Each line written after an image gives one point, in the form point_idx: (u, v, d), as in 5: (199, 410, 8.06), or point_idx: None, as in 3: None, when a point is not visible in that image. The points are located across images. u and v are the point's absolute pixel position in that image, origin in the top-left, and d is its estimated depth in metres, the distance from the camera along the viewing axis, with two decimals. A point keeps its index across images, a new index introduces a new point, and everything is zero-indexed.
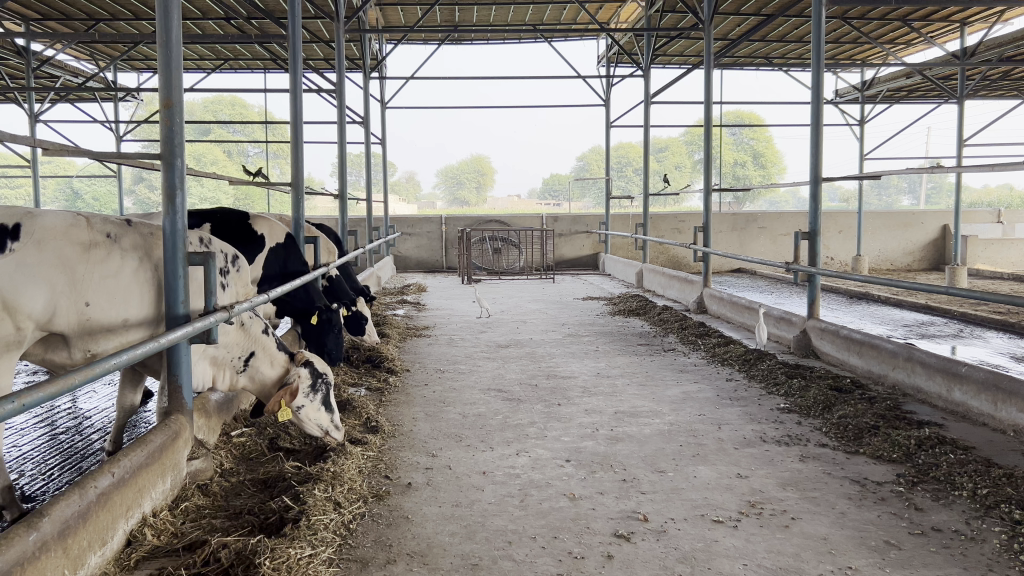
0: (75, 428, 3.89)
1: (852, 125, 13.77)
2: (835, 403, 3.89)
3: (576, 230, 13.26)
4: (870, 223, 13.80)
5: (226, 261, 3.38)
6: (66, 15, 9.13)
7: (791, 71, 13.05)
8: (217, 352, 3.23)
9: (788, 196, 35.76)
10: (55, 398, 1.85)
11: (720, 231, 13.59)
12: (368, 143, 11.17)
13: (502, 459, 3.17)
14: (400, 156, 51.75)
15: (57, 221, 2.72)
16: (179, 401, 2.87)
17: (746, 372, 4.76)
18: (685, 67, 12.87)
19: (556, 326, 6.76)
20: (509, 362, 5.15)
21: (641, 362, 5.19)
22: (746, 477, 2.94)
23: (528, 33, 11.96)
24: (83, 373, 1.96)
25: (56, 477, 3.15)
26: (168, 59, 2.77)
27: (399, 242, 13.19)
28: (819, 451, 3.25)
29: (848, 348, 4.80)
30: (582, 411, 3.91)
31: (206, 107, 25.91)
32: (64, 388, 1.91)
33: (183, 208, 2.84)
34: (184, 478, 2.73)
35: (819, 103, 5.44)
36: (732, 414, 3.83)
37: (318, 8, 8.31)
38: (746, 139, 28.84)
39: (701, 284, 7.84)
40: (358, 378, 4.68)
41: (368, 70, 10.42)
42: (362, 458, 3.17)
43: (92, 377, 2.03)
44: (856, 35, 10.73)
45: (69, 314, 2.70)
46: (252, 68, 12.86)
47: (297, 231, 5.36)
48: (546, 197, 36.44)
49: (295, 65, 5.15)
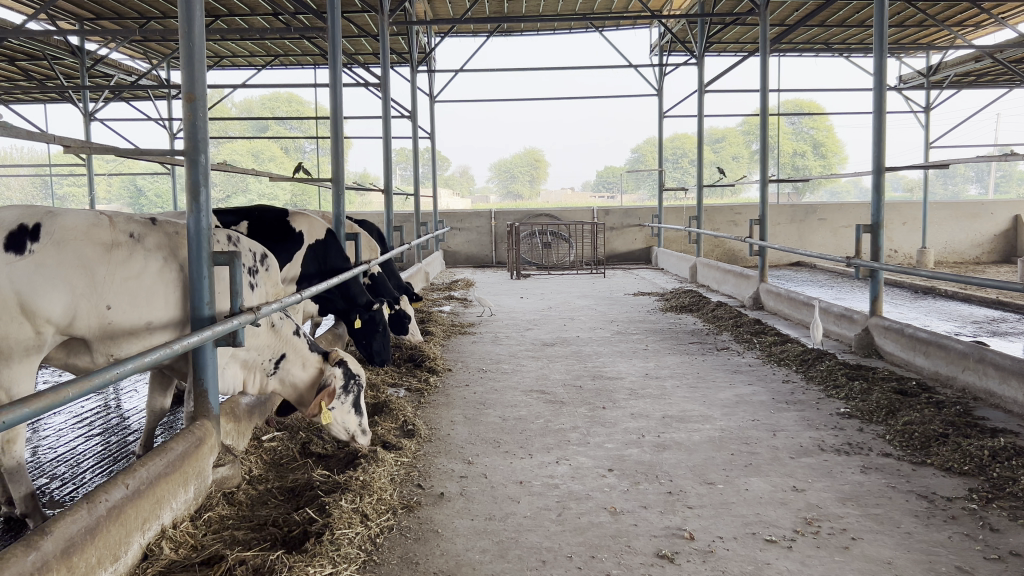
0: (113, 429, 3.85)
1: (916, 113, 13.20)
2: (899, 409, 3.64)
3: (628, 224, 13.00)
4: (936, 213, 13.27)
5: (255, 260, 3.29)
6: (119, 15, 9.22)
7: (852, 57, 12.59)
8: (248, 355, 3.13)
9: (849, 187, 34.85)
10: (54, 411, 1.68)
11: (779, 223, 13.21)
12: (416, 137, 11.04)
13: (541, 468, 3.01)
14: (453, 150, 51.85)
15: (79, 221, 2.66)
16: (204, 406, 2.76)
17: (804, 374, 4.52)
18: (741, 54, 12.51)
19: (605, 323, 6.58)
20: (554, 362, 4.98)
21: (692, 361, 4.98)
22: (803, 491, 2.73)
23: (580, 22, 11.73)
24: (81, 384, 1.79)
25: (86, 481, 3.09)
26: (190, 52, 2.65)
27: (449, 237, 13.10)
28: (882, 461, 3.02)
29: (914, 348, 4.52)
30: (627, 415, 3.73)
31: (263, 104, 26.24)
32: (57, 404, 1.70)
33: (208, 207, 2.72)
34: (209, 485, 2.63)
35: (883, 89, 5.14)
36: (788, 420, 3.61)
37: (365, 2, 8.20)
38: (805, 129, 28.15)
39: (758, 279, 7.56)
40: (398, 378, 4.56)
41: (416, 64, 10.32)
42: (394, 464, 3.04)
43: (97, 388, 1.86)
44: (921, 18, 10.29)
45: (90, 316, 2.63)
46: (302, 64, 12.88)
47: (338, 227, 5.26)
48: (600, 189, 36.09)
49: (334, 58, 5.04)
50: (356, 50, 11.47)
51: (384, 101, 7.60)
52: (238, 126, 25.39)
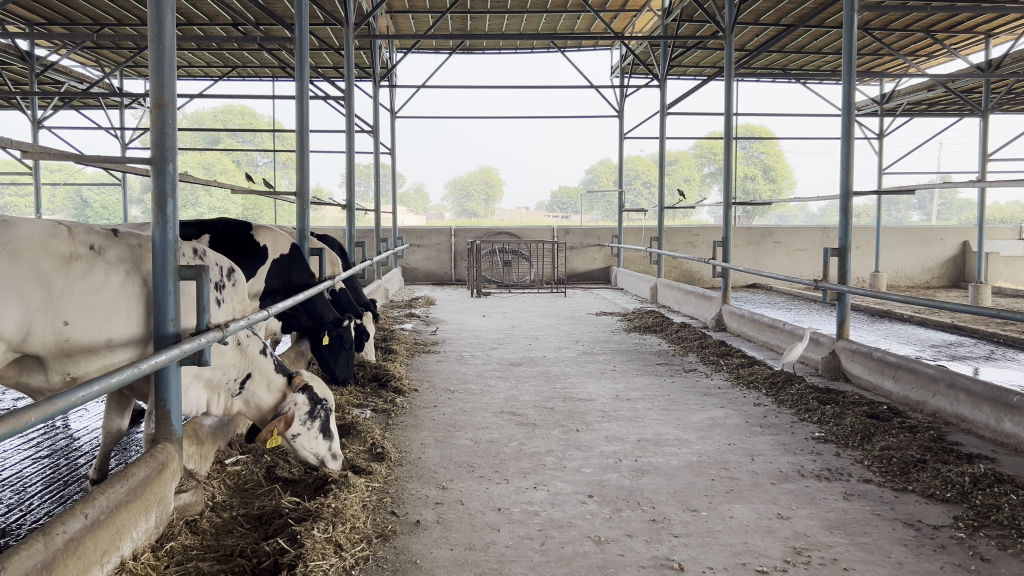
0: (63, 450, 3.65)
1: (870, 139, 13.43)
2: (874, 433, 3.62)
3: (587, 243, 13.02)
4: (889, 238, 13.54)
5: (221, 274, 3.15)
6: (72, 20, 8.97)
7: (809, 83, 12.82)
8: (211, 374, 2.99)
9: (798, 211, 35.52)
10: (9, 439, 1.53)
11: (736, 246, 13.34)
12: (377, 153, 10.89)
13: (518, 494, 2.92)
14: (407, 166, 51.64)
15: (36, 231, 2.51)
16: (166, 428, 2.61)
17: (775, 397, 4.49)
18: (700, 78, 12.65)
19: (570, 343, 6.51)
20: (522, 382, 4.88)
21: (662, 383, 4.93)
22: (789, 519, 2.67)
23: (542, 42, 11.74)
24: (40, 410, 1.64)
25: (35, 508, 2.90)
26: (159, 56, 2.53)
27: (407, 254, 12.96)
28: (864, 488, 2.98)
29: (882, 371, 4.52)
30: (602, 438, 3.66)
31: (216, 117, 25.87)
32: (17, 430, 1.57)
33: (175, 218, 2.59)
34: (171, 512, 2.48)
35: (850, 114, 5.18)
36: (764, 444, 3.57)
37: (329, 15, 8.09)
38: (757, 153, 28.66)
39: (720, 300, 7.58)
40: (363, 398, 4.42)
41: (378, 78, 10.21)
42: (365, 490, 2.91)
43: (58, 413, 1.72)
44: (878, 46, 10.51)
45: (45, 331, 2.48)
46: (260, 76, 12.70)
47: (301, 241, 5.13)
48: (554, 209, 36.22)
49: (300, 68, 4.91)
50: (317, 63, 11.33)
51: (347, 114, 7.47)
52: (190, 139, 24.94)
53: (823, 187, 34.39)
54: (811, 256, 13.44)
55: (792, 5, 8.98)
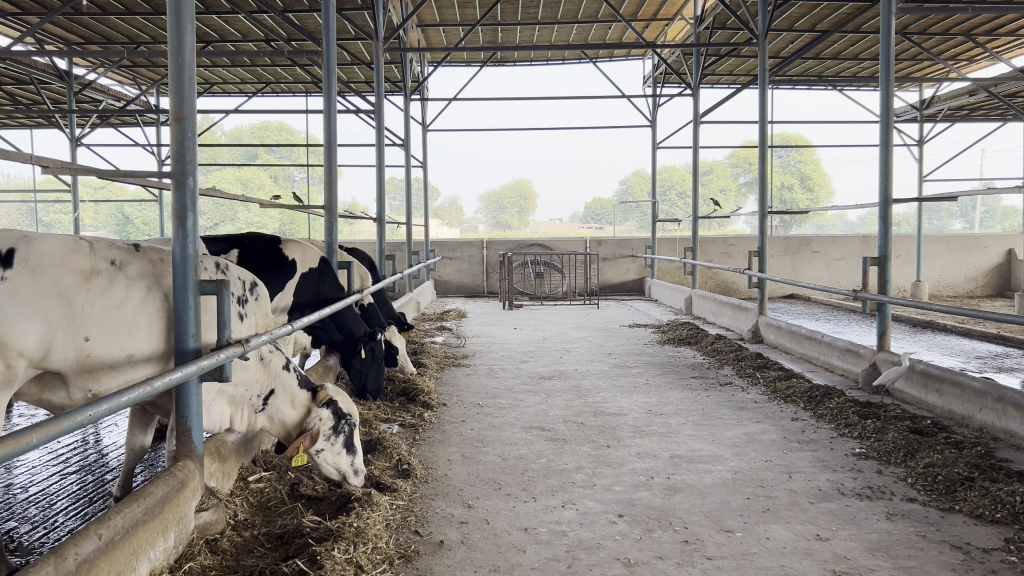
0: (90, 466, 3.64)
1: (910, 146, 13.17)
2: (918, 450, 3.47)
3: (621, 254, 12.92)
4: (931, 246, 13.24)
5: (244, 289, 3.13)
6: (109, 39, 9.12)
7: (845, 90, 12.60)
8: (234, 391, 2.96)
9: (836, 220, 35.00)
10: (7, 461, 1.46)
11: (773, 256, 13.13)
12: (409, 165, 10.87)
13: (546, 513, 2.83)
14: (442, 179, 51.84)
15: (57, 247, 2.48)
16: (187, 446, 2.56)
17: (813, 411, 4.35)
18: (734, 86, 12.51)
19: (602, 356, 6.41)
20: (553, 397, 4.79)
21: (696, 397, 4.81)
22: (828, 540, 2.56)
23: (573, 52, 11.69)
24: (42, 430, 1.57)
25: (59, 525, 2.88)
26: (179, 68, 2.50)
27: (440, 266, 12.95)
28: (907, 507, 2.85)
29: (926, 385, 4.37)
30: (634, 454, 3.56)
31: (253, 133, 26.21)
32: (17, 451, 1.51)
33: (195, 232, 2.55)
34: (191, 531, 2.43)
35: (888, 120, 5.04)
36: (802, 461, 3.44)
37: (359, 30, 8.10)
38: (794, 162, 28.25)
39: (757, 311, 7.43)
40: (391, 413, 4.37)
41: (409, 92, 10.22)
42: (389, 508, 2.84)
43: (62, 434, 1.66)
44: (917, 51, 10.33)
45: (66, 347, 2.44)
46: (294, 92, 12.81)
47: (330, 254, 5.11)
48: (588, 221, 36.04)
49: (328, 82, 4.90)
50: (350, 78, 11.39)
51: (377, 128, 7.46)
52: (228, 155, 25.28)
53: (863, 195, 33.88)
54: (850, 266, 13.18)
55: (828, 11, 8.83)
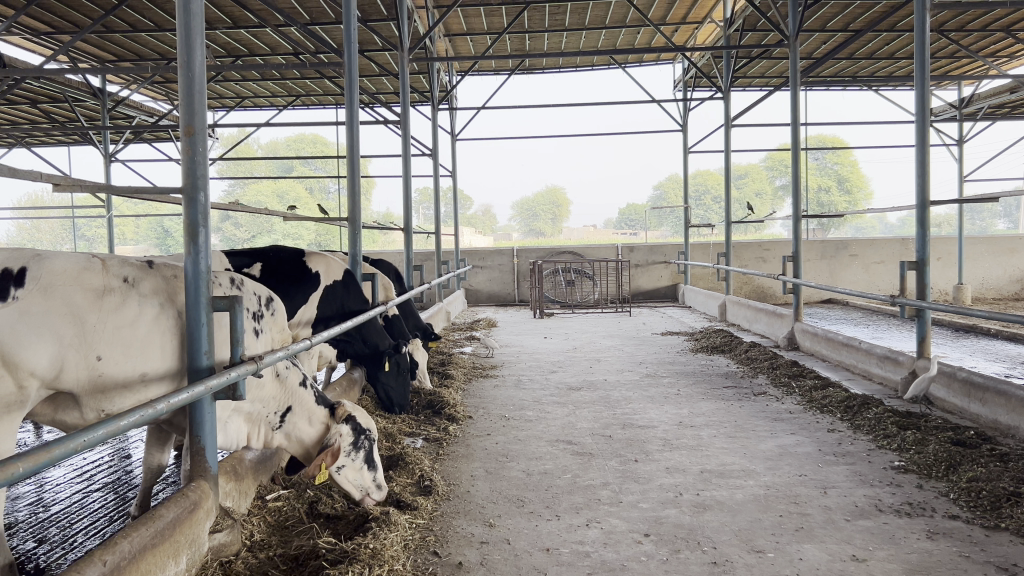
0: (113, 483, 3.61)
1: (949, 145, 12.87)
2: (960, 463, 3.32)
3: (653, 260, 12.78)
4: (973, 248, 12.90)
5: (259, 304, 3.09)
6: (139, 56, 9.24)
7: (881, 90, 12.34)
8: (251, 408, 2.91)
9: (875, 222, 34.46)
10: None
11: (809, 260, 12.89)
12: (437, 175, 10.83)
13: (569, 532, 2.74)
14: (475, 188, 51.99)
15: (68, 265, 2.44)
16: (201, 465, 2.50)
17: (850, 422, 4.21)
18: (767, 88, 12.32)
19: (633, 365, 6.29)
20: (581, 408, 4.70)
21: (728, 408, 4.68)
22: (864, 561, 2.44)
23: (602, 58, 11.59)
24: (32, 458, 1.47)
25: (78, 545, 2.84)
26: (189, 83, 2.45)
27: (470, 275, 12.91)
28: (950, 525, 2.71)
29: (968, 393, 4.20)
30: (662, 469, 3.45)
31: (288, 146, 26.47)
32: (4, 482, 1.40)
33: (207, 248, 2.49)
34: (205, 553, 2.37)
35: (925, 121, 4.88)
36: (838, 475, 3.31)
37: (386, 43, 8.06)
38: (830, 164, 27.82)
39: (792, 318, 7.26)
40: (415, 427, 4.30)
41: (437, 102, 10.19)
42: (408, 527, 2.77)
43: (55, 461, 1.56)
44: (955, 48, 10.08)
45: (78, 368, 2.39)
46: (324, 104, 12.86)
47: (354, 266, 5.07)
48: (622, 227, 35.85)
49: (349, 93, 4.87)
50: (378, 89, 11.39)
51: (403, 137, 7.42)
52: (263, 168, 25.56)
53: (902, 196, 33.29)
54: (889, 269, 12.88)
55: (860, 9, 8.63)
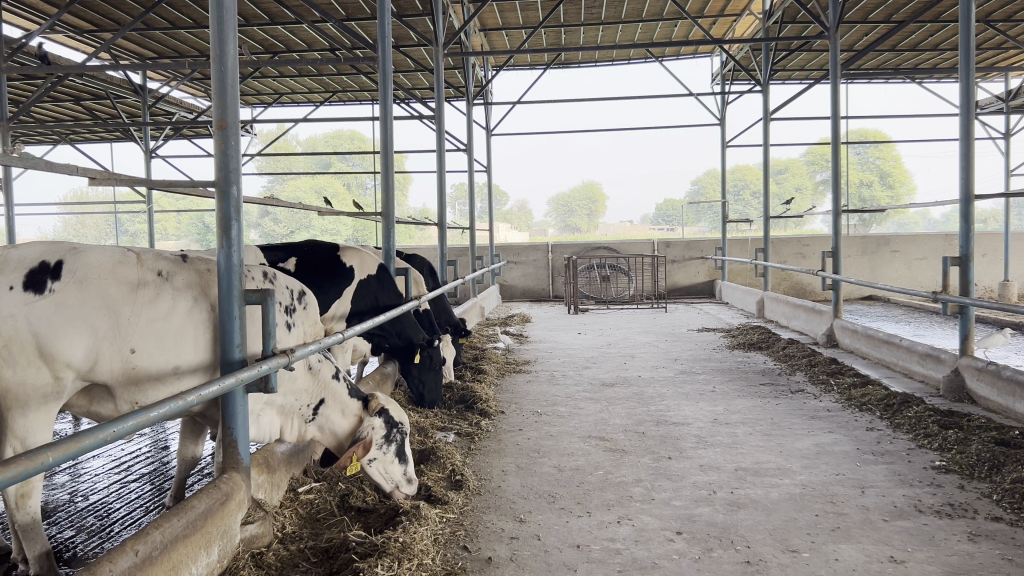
0: (150, 474, 3.66)
1: (996, 139, 12.58)
2: (1005, 463, 3.23)
3: (690, 256, 12.67)
4: (1020, 244, 12.61)
5: (292, 298, 3.11)
6: (179, 53, 9.38)
7: (925, 82, 12.08)
8: (284, 401, 2.93)
9: (918, 218, 33.90)
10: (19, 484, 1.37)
11: (850, 256, 12.70)
12: (471, 170, 10.82)
13: (601, 529, 2.72)
14: (511, 184, 52.02)
15: (104, 259, 2.47)
16: (234, 457, 2.51)
17: (890, 421, 4.12)
18: (806, 82, 12.14)
19: (667, 361, 6.23)
20: (614, 405, 4.66)
21: (764, 406, 4.62)
22: (902, 563, 2.38)
23: (639, 51, 11.48)
24: (61, 449, 1.47)
25: (113, 535, 2.88)
26: (222, 76, 2.45)
27: (505, 270, 12.91)
28: (992, 527, 2.64)
29: (1013, 392, 4.08)
30: (696, 467, 3.41)
31: (326, 142, 26.68)
32: (31, 472, 1.41)
33: (240, 241, 2.48)
34: (236, 544, 2.39)
35: (971, 113, 4.75)
36: (876, 474, 3.25)
37: (421, 38, 8.05)
38: (872, 158, 27.37)
39: (831, 314, 7.14)
40: (448, 421, 4.30)
41: (472, 96, 10.17)
42: (438, 522, 2.76)
43: (83, 453, 1.56)
44: (1001, 40, 9.85)
45: (112, 360, 2.41)
46: (360, 100, 12.94)
47: (388, 260, 5.09)
48: (658, 222, 35.65)
49: (383, 87, 4.87)
50: (414, 84, 11.43)
51: (439, 132, 7.40)
52: (302, 164, 25.81)
53: (947, 191, 32.67)
54: (932, 265, 12.63)
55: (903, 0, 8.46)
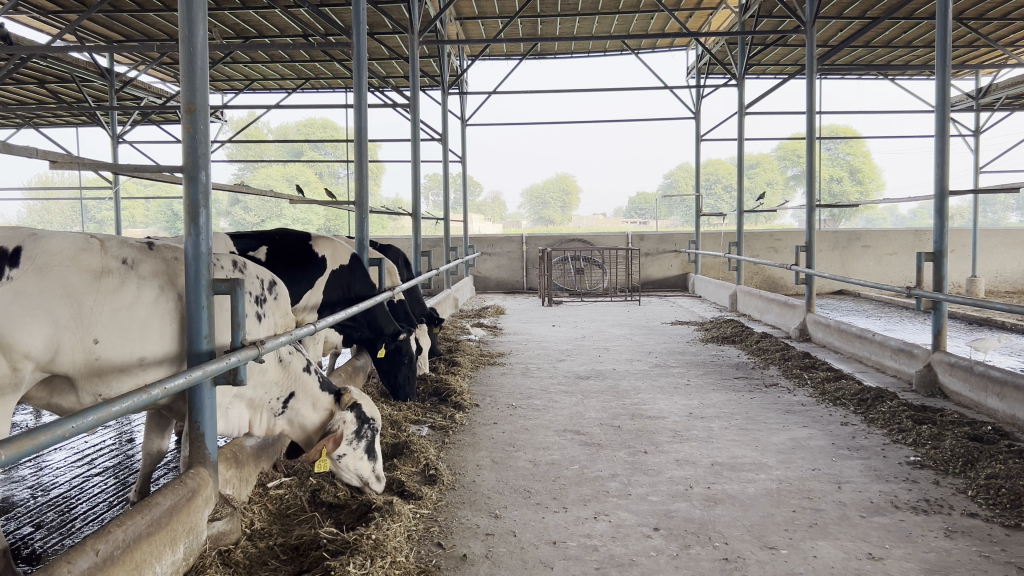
0: (114, 468, 3.56)
1: (965, 136, 12.70)
2: (979, 459, 3.23)
3: (664, 249, 12.70)
4: (987, 240, 12.78)
5: (262, 288, 3.03)
6: (148, 37, 9.19)
7: (898, 78, 12.16)
8: (253, 394, 2.84)
9: (887, 214, 34.29)
10: None
11: (821, 251, 12.79)
12: (446, 160, 10.72)
13: (577, 525, 2.68)
14: (485, 175, 51.89)
15: (66, 245, 2.36)
16: (201, 452, 2.44)
17: (864, 416, 4.13)
18: (781, 76, 12.19)
19: (642, 354, 6.22)
20: (589, 398, 4.63)
21: (739, 399, 4.61)
22: (881, 560, 2.36)
23: (615, 43, 11.46)
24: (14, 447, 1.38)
25: (74, 531, 2.79)
26: (191, 59, 2.36)
27: (479, 262, 12.85)
28: (968, 524, 2.63)
29: (985, 388, 4.10)
30: (672, 461, 3.38)
31: (299, 130, 26.40)
32: None
33: (208, 230, 2.40)
34: (203, 542, 2.31)
35: (946, 109, 4.76)
36: (853, 469, 3.24)
37: (397, 25, 7.94)
38: (842, 155, 27.63)
39: (805, 308, 7.16)
40: (421, 414, 4.24)
41: (447, 85, 10.07)
42: (411, 518, 2.70)
43: (40, 450, 1.47)
44: (973, 38, 9.95)
45: (75, 350, 2.32)
46: (333, 88, 12.80)
47: (361, 250, 5.01)
48: (631, 216, 35.73)
49: (357, 73, 4.78)
50: (388, 73, 11.31)
51: (414, 121, 7.30)
52: (273, 152, 25.52)
53: (916, 188, 33.05)
54: (902, 261, 12.75)
55: None
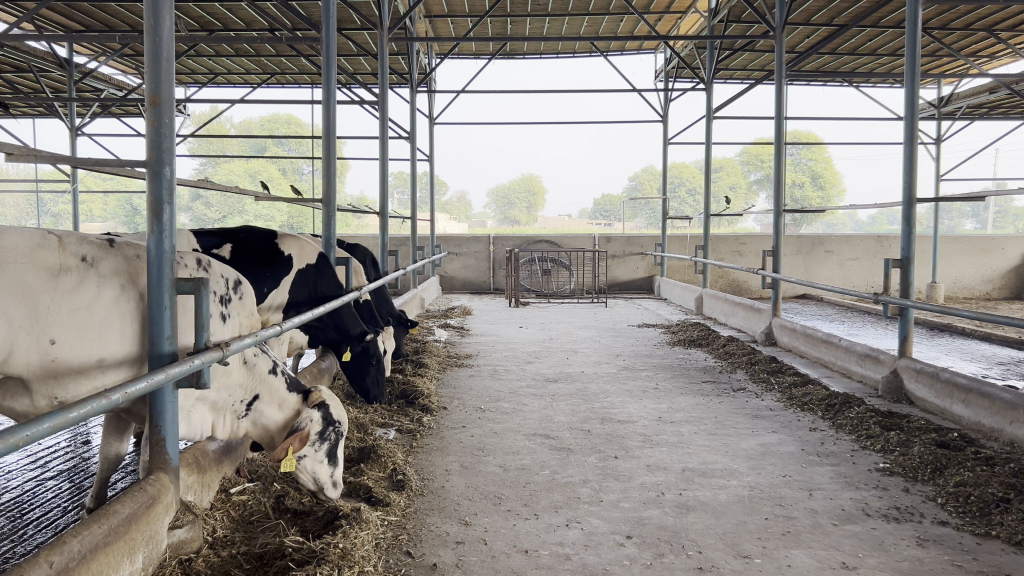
0: (69, 471, 3.44)
1: (927, 144, 12.90)
2: (947, 466, 3.25)
3: (630, 252, 12.71)
4: (947, 246, 12.99)
5: (227, 288, 2.95)
6: (109, 27, 8.98)
7: (862, 86, 12.31)
8: (216, 397, 2.76)
9: (847, 219, 34.79)
10: None
11: (785, 255, 12.90)
12: (414, 159, 10.62)
13: (548, 533, 2.63)
14: (451, 174, 51.72)
15: (22, 241, 2.27)
16: (161, 457, 2.34)
17: (832, 421, 4.14)
18: (748, 81, 12.27)
19: (610, 357, 6.19)
20: (558, 401, 4.59)
21: (708, 404, 4.60)
22: (855, 569, 2.35)
23: (584, 44, 11.45)
24: None
25: (27, 538, 2.69)
26: (156, 49, 2.27)
27: (445, 262, 12.77)
28: (940, 532, 2.63)
29: (950, 394, 4.13)
30: (643, 467, 3.35)
31: (263, 126, 26.07)
32: None
33: (172, 227, 2.31)
34: (163, 550, 2.22)
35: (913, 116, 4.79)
36: (823, 476, 3.23)
37: (366, 22, 7.83)
38: (804, 160, 27.99)
39: (771, 312, 7.19)
40: (387, 417, 4.17)
41: (415, 83, 9.98)
42: (379, 526, 2.64)
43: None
44: (936, 46, 10.10)
45: (30, 351, 2.23)
46: (299, 83, 12.64)
47: (327, 248, 4.92)
48: (597, 217, 35.83)
49: (325, 68, 4.69)
50: (356, 69, 11.18)
51: (382, 118, 7.20)
52: (236, 147, 25.16)
53: (876, 194, 33.58)
54: (864, 266, 12.91)
55: (846, 4, 8.57)
